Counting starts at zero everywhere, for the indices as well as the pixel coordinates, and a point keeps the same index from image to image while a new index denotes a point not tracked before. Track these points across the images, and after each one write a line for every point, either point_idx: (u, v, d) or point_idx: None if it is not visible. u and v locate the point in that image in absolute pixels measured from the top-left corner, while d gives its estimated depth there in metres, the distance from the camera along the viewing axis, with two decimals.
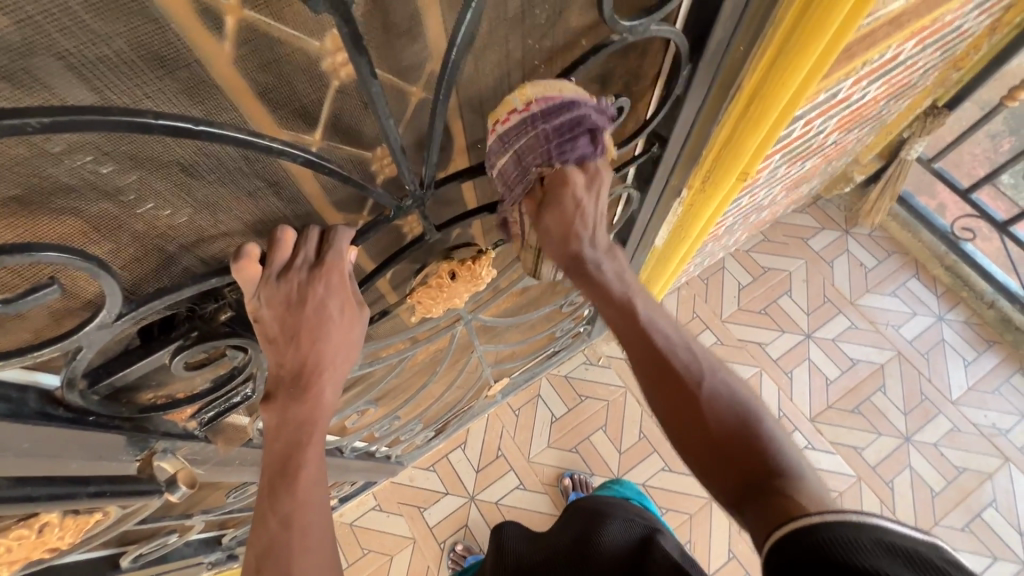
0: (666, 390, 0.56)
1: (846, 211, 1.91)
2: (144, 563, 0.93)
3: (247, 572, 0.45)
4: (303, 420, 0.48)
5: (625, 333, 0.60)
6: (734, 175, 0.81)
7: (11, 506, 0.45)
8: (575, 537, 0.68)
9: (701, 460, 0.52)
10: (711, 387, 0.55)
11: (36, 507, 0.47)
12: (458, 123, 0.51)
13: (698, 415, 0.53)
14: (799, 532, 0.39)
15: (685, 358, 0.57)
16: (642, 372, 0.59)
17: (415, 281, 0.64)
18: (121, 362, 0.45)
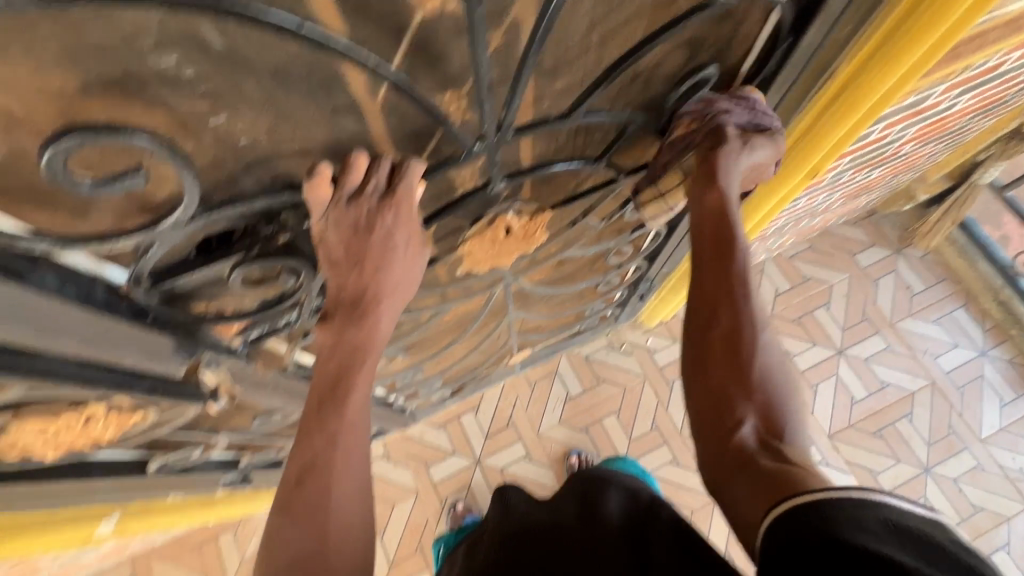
0: (722, 328, 0.55)
1: (900, 230, 1.83)
2: (168, 469, 0.97)
3: (286, 481, 0.48)
4: (357, 345, 0.50)
5: (706, 263, 0.59)
6: (806, 170, 0.78)
7: (73, 386, 0.46)
8: (578, 506, 0.67)
9: (720, 407, 0.52)
10: (764, 345, 0.55)
11: (95, 391, 0.48)
12: (544, 74, 0.48)
13: (739, 364, 0.53)
14: (793, 505, 0.39)
15: (754, 308, 0.56)
16: (700, 305, 0.58)
17: (469, 232, 0.63)
18: (183, 269, 0.46)
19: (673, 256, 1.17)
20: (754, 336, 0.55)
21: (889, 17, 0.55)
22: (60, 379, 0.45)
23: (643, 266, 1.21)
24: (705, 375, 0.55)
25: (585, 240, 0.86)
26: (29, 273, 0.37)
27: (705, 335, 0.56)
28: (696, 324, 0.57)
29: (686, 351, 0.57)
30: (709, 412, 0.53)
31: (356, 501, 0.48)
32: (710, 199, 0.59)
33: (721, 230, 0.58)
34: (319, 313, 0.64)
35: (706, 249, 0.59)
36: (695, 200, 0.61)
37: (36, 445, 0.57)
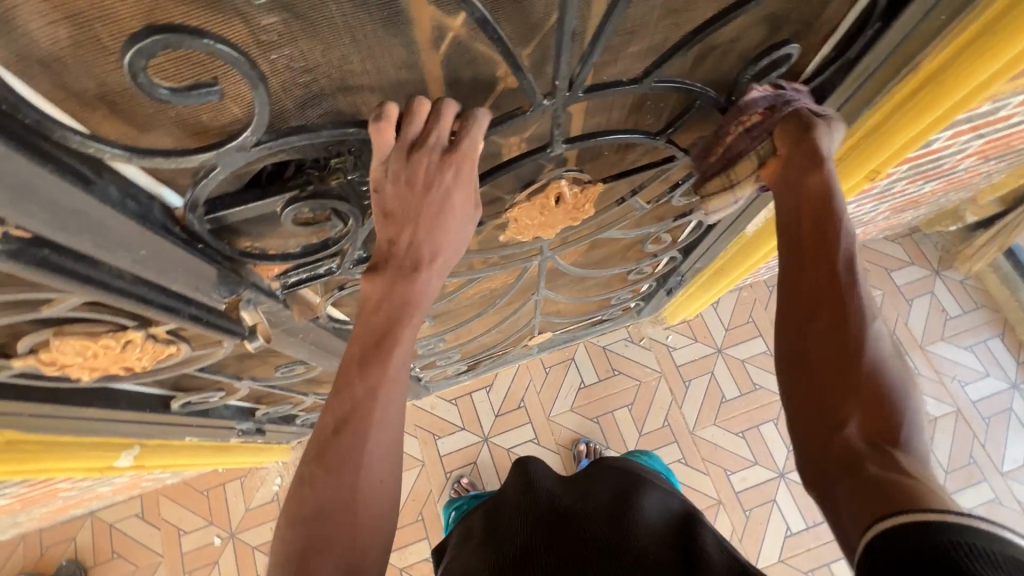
0: (826, 322, 0.49)
1: (942, 251, 1.76)
2: (189, 410, 0.99)
3: (323, 427, 0.51)
4: (406, 301, 0.50)
5: (805, 250, 0.52)
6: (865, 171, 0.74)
7: (127, 302, 0.45)
8: (614, 501, 0.66)
9: (819, 406, 0.46)
10: (877, 339, 0.47)
11: (146, 311, 0.48)
12: (624, 33, 0.46)
13: (844, 362, 0.46)
14: (901, 520, 0.36)
15: (861, 293, 0.49)
16: (797, 293, 0.52)
17: (519, 196, 0.62)
18: (237, 200, 0.45)
19: (710, 251, 1.14)
20: (865, 328, 0.48)
21: (957, 39, 0.51)
22: (119, 296, 0.45)
23: (677, 259, 1.19)
24: (803, 370, 0.49)
25: (628, 222, 0.85)
26: (93, 180, 0.36)
27: (804, 331, 0.50)
28: (793, 319, 0.51)
29: (781, 351, 0.52)
30: (806, 411, 0.47)
31: (387, 464, 0.51)
32: (814, 176, 0.53)
33: (822, 205, 0.52)
34: (361, 264, 0.64)
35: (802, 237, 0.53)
36: (793, 182, 0.55)
37: (75, 364, 0.58)
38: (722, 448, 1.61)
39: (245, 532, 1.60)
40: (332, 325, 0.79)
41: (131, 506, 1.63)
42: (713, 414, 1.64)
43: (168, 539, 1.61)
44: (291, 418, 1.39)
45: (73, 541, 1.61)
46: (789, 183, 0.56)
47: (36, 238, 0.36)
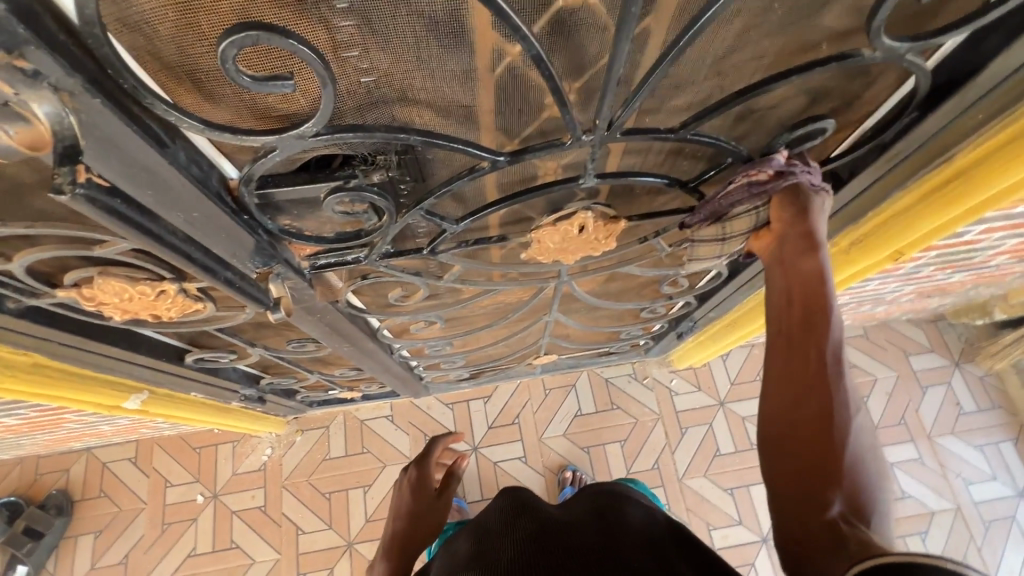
0: (814, 408, 0.53)
1: (964, 343, 1.73)
2: (200, 366, 1.03)
3: None
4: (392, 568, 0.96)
5: (797, 335, 0.57)
6: (892, 249, 0.74)
7: (173, 257, 0.49)
8: (601, 508, 0.67)
9: (800, 482, 0.50)
10: (857, 431, 0.52)
11: (188, 268, 0.51)
12: (669, 86, 0.49)
13: (827, 447, 0.51)
14: (877, 563, 0.37)
15: (845, 384, 0.54)
16: (786, 374, 0.56)
17: (545, 219, 0.65)
18: (287, 180, 0.49)
19: (725, 303, 1.15)
20: (847, 418, 0.52)
21: (983, 144, 0.54)
22: (168, 249, 0.48)
23: (691, 304, 1.20)
24: (788, 446, 0.53)
25: (647, 261, 0.86)
26: (166, 144, 0.40)
27: (792, 413, 0.54)
28: (783, 400, 0.55)
29: (769, 429, 0.56)
30: (788, 484, 0.51)
31: None
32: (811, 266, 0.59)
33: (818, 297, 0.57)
34: (387, 258, 0.67)
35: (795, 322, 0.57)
36: (790, 266, 0.61)
37: (111, 304, 0.62)
38: (708, 501, 1.58)
39: (227, 496, 1.63)
40: (348, 309, 0.83)
41: (125, 450, 1.69)
42: (704, 466, 1.62)
43: (153, 488, 1.65)
44: (292, 393, 1.43)
45: (66, 473, 1.67)
46: (785, 263, 0.61)
47: (113, 187, 0.39)
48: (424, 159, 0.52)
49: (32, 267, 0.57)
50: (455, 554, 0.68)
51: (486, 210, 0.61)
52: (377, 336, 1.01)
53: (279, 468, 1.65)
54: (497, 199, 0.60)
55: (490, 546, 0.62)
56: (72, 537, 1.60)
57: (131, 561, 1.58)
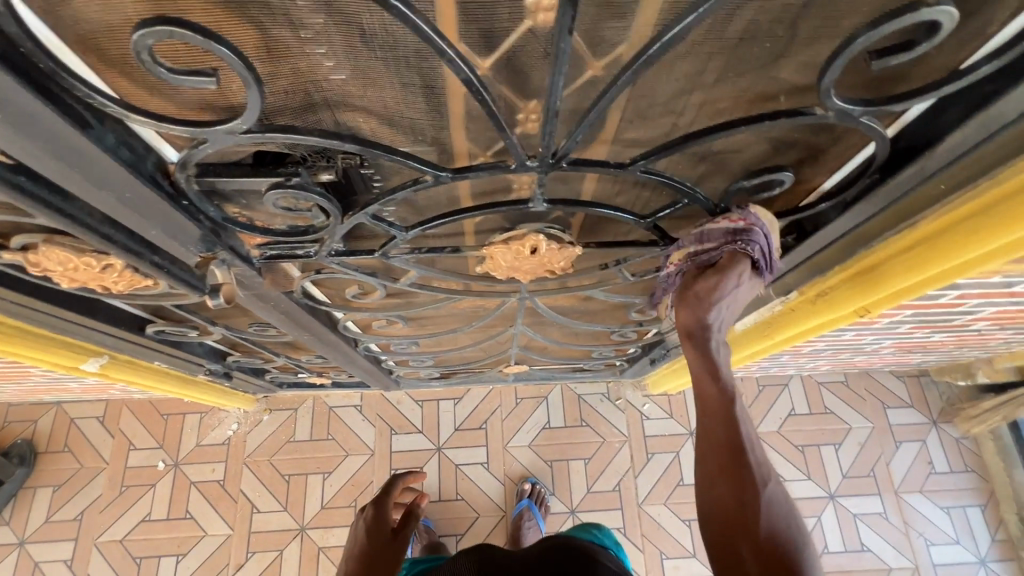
0: (727, 482, 0.56)
1: (945, 403, 1.70)
2: (163, 338, 1.03)
3: None
4: None
5: (705, 415, 0.61)
6: (854, 307, 0.72)
7: (89, 237, 0.48)
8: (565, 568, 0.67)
9: (728, 560, 0.53)
10: (772, 499, 0.55)
11: (109, 248, 0.51)
12: (622, 118, 0.48)
13: (748, 520, 0.54)
14: None
15: (755, 457, 0.57)
16: (702, 457, 0.59)
17: (498, 236, 0.64)
18: (229, 171, 0.49)
19: None
20: (760, 488, 0.56)
21: (948, 214, 0.53)
22: (86, 231, 0.47)
23: (664, 332, 1.19)
24: (712, 525, 0.56)
25: (612, 287, 0.85)
26: (94, 126, 0.40)
27: (709, 491, 0.57)
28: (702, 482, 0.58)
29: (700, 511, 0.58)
30: (719, 562, 0.54)
31: None
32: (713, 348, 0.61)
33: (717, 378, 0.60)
34: (338, 256, 0.67)
35: (702, 399, 0.62)
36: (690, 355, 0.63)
37: (56, 272, 0.62)
38: (664, 529, 1.57)
39: (188, 466, 1.64)
40: (306, 301, 0.82)
41: (96, 408, 1.70)
42: (665, 494, 1.61)
43: (117, 449, 1.66)
44: (261, 372, 1.43)
45: (33, 424, 1.68)
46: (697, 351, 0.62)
47: (23, 159, 0.39)
48: (370, 166, 0.51)
49: None
50: None
51: (437, 222, 0.60)
52: (341, 329, 1.01)
53: (242, 445, 1.66)
54: (448, 212, 0.60)
55: None
56: (31, 488, 1.61)
57: (86, 518, 1.58)
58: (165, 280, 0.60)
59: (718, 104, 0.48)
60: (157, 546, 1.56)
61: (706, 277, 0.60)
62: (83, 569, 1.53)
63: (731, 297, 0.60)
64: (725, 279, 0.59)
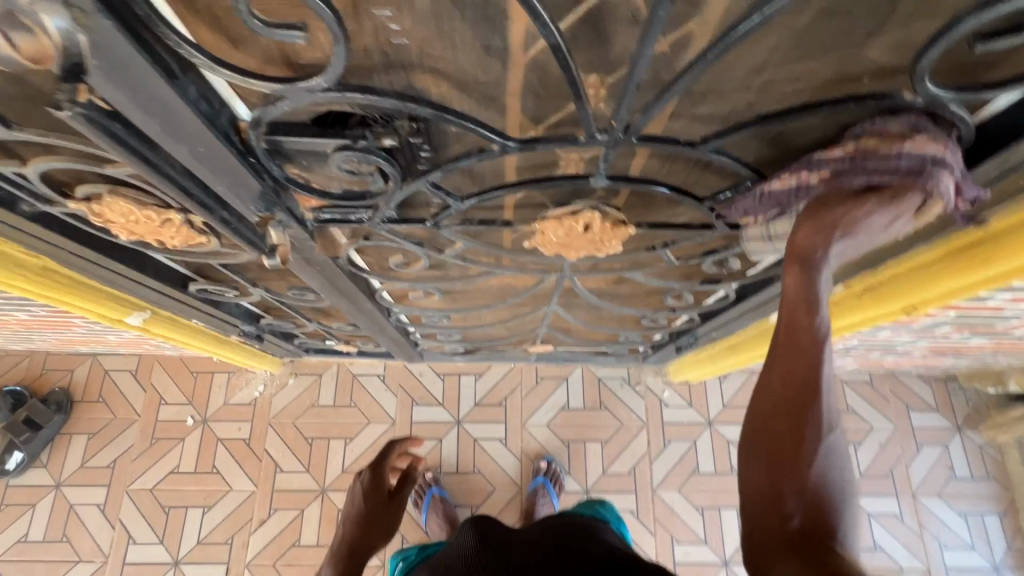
0: (791, 420, 0.49)
1: (972, 410, 1.68)
2: (203, 296, 1.05)
3: None
4: None
5: (784, 345, 0.52)
6: (903, 304, 0.71)
7: (170, 187, 0.49)
8: (567, 542, 0.69)
9: (765, 495, 0.48)
10: (831, 448, 0.49)
11: (185, 199, 0.52)
12: (696, 93, 0.47)
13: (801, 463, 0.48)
14: None
15: (829, 400, 0.50)
16: (772, 386, 0.51)
17: (551, 210, 0.63)
18: (297, 130, 0.50)
19: (728, 326, 1.13)
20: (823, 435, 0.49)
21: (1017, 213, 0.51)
22: (165, 180, 0.48)
23: (694, 320, 1.18)
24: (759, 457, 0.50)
25: (653, 270, 0.85)
26: (177, 76, 0.40)
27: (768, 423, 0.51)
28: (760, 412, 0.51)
29: (749, 440, 0.52)
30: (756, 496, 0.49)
31: None
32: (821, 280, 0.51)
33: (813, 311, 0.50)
34: (389, 224, 0.67)
35: (782, 331, 0.52)
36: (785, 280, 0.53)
37: (118, 223, 0.64)
38: (676, 515, 1.59)
39: (216, 422, 1.69)
40: (349, 267, 0.83)
41: (129, 362, 1.75)
42: (680, 481, 1.62)
43: (148, 402, 1.71)
44: (290, 337, 1.46)
45: (70, 373, 1.74)
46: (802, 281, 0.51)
47: (114, 112, 0.40)
48: (436, 133, 0.52)
49: (48, 175, 0.59)
50: None
51: (494, 191, 0.60)
52: (377, 297, 1.02)
53: (268, 406, 1.70)
54: (504, 184, 0.60)
55: None
56: (67, 434, 1.68)
57: (118, 466, 1.65)
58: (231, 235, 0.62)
59: (797, 84, 0.46)
60: (185, 497, 1.62)
61: (855, 196, 0.48)
62: (115, 514, 1.60)
63: (867, 234, 0.50)
64: (878, 214, 0.48)
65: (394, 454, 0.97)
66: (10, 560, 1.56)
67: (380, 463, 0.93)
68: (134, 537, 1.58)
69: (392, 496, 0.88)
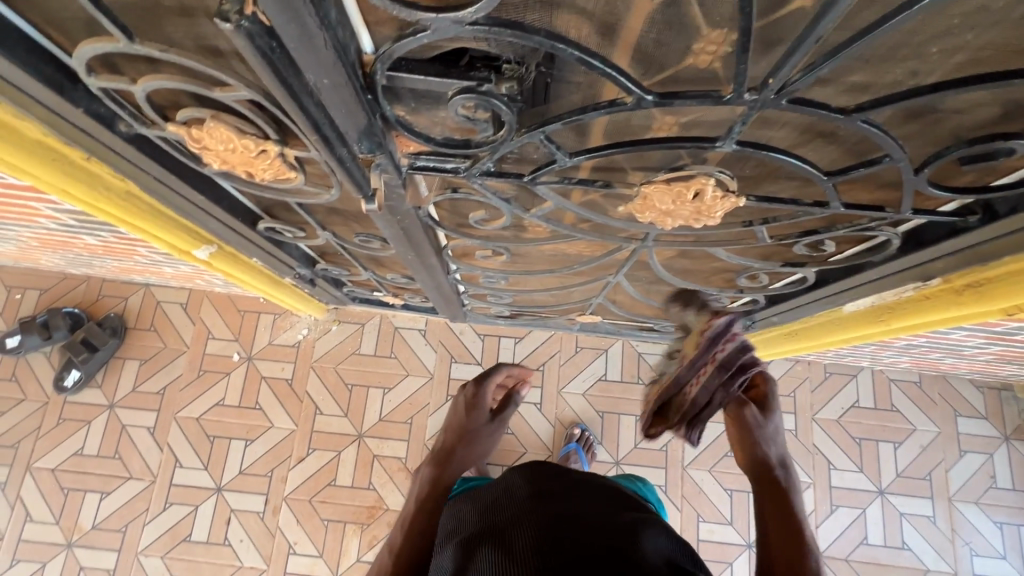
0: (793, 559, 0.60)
1: (1023, 421, 1.65)
2: (268, 235, 1.06)
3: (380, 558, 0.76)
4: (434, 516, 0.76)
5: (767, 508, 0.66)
6: (1000, 305, 0.65)
7: (303, 120, 0.48)
8: (616, 519, 0.62)
9: None
10: None
11: (311, 135, 0.51)
12: (864, 59, 0.43)
13: None
14: None
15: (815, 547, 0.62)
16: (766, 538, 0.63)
17: (660, 175, 0.61)
18: (421, 68, 0.48)
19: (791, 313, 1.10)
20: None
21: None
22: (301, 112, 0.47)
23: (756, 303, 1.15)
24: None
25: (738, 247, 0.82)
26: None
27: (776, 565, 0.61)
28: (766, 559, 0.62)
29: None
30: None
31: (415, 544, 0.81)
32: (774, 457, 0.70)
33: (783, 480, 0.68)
34: (485, 176, 0.65)
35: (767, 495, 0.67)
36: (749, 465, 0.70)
37: (214, 151, 0.62)
38: (705, 494, 1.60)
39: (260, 360, 1.74)
40: (426, 219, 0.82)
41: (179, 295, 1.79)
42: (711, 461, 1.62)
43: (196, 335, 1.76)
44: (339, 284, 1.47)
45: (123, 301, 1.79)
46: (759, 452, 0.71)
47: (272, 29, 0.39)
48: (562, 75, 0.50)
49: (151, 96, 0.58)
50: (466, 519, 0.73)
51: (607, 150, 0.57)
52: (441, 253, 1.02)
53: (311, 349, 1.74)
54: (621, 140, 0.57)
55: (507, 519, 0.66)
56: (120, 358, 1.74)
57: (167, 393, 1.72)
58: (340, 178, 0.61)
59: (980, 54, 0.42)
60: (228, 429, 1.68)
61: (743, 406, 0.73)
62: (164, 438, 1.68)
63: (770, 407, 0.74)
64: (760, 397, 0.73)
65: (500, 375, 1.00)
66: (67, 470, 1.66)
67: (483, 380, 0.97)
68: (181, 461, 1.66)
69: (491, 418, 0.93)
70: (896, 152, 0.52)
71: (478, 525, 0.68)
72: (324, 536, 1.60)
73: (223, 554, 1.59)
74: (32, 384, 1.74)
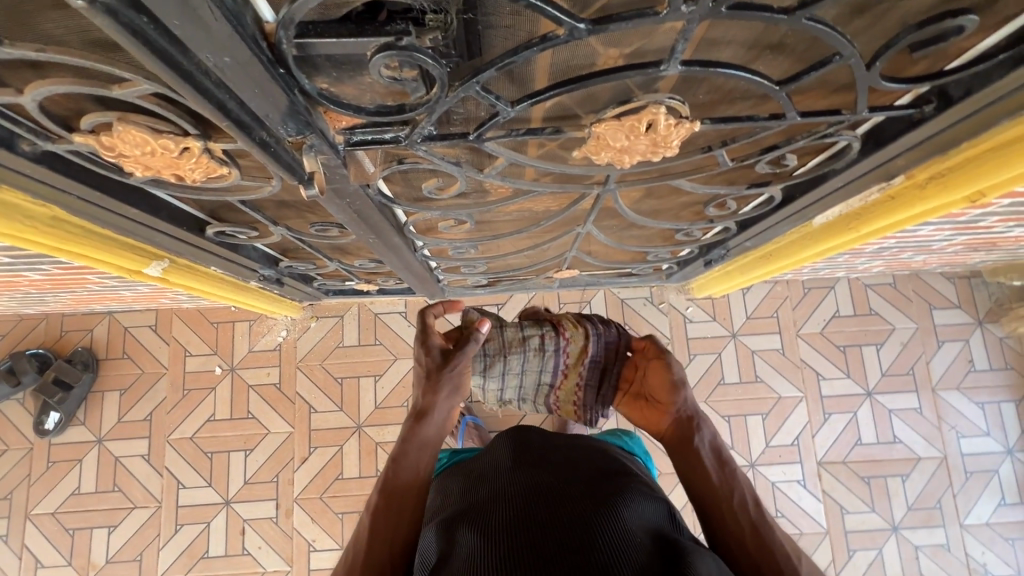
0: (713, 472, 0.71)
1: (994, 303, 1.72)
2: (221, 240, 1.01)
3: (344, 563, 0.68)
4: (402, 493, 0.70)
5: (681, 436, 0.77)
6: (961, 193, 0.66)
7: (205, 104, 0.44)
8: (597, 496, 0.60)
9: (721, 529, 0.67)
10: (747, 488, 0.70)
11: (221, 121, 0.46)
12: None
13: (734, 498, 0.69)
14: None
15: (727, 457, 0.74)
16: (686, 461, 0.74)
17: (609, 112, 0.58)
18: (332, 29, 0.44)
19: (763, 236, 1.09)
20: (736, 479, 0.71)
21: None
22: (198, 94, 0.42)
23: (728, 231, 1.14)
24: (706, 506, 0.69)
25: (701, 176, 0.80)
26: None
27: (701, 479, 0.72)
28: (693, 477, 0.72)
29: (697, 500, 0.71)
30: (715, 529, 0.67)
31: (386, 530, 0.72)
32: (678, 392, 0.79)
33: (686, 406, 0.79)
34: (428, 142, 0.60)
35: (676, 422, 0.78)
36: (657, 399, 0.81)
37: (132, 158, 0.57)
38: None
39: (244, 369, 1.70)
40: (377, 198, 0.78)
41: (146, 317, 1.73)
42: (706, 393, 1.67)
43: (173, 355, 1.71)
44: (309, 279, 1.43)
45: (89, 333, 1.72)
46: (668, 385, 0.80)
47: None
48: (489, 14, 0.46)
49: (47, 106, 0.52)
50: (447, 497, 0.72)
51: (549, 93, 0.53)
52: (403, 231, 0.98)
53: (294, 349, 1.71)
54: (564, 79, 0.54)
55: (485, 497, 0.65)
56: (99, 392, 1.69)
57: (155, 419, 1.68)
58: (273, 168, 0.57)
59: None
60: (225, 442, 1.66)
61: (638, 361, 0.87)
62: (161, 462, 1.65)
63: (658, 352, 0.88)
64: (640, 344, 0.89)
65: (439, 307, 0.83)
66: (67, 511, 1.63)
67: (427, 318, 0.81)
68: (183, 482, 1.64)
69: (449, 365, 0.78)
70: (846, 47, 0.50)
71: (459, 503, 0.67)
72: (342, 529, 1.61)
73: (244, 563, 1.59)
74: (11, 433, 1.68)
